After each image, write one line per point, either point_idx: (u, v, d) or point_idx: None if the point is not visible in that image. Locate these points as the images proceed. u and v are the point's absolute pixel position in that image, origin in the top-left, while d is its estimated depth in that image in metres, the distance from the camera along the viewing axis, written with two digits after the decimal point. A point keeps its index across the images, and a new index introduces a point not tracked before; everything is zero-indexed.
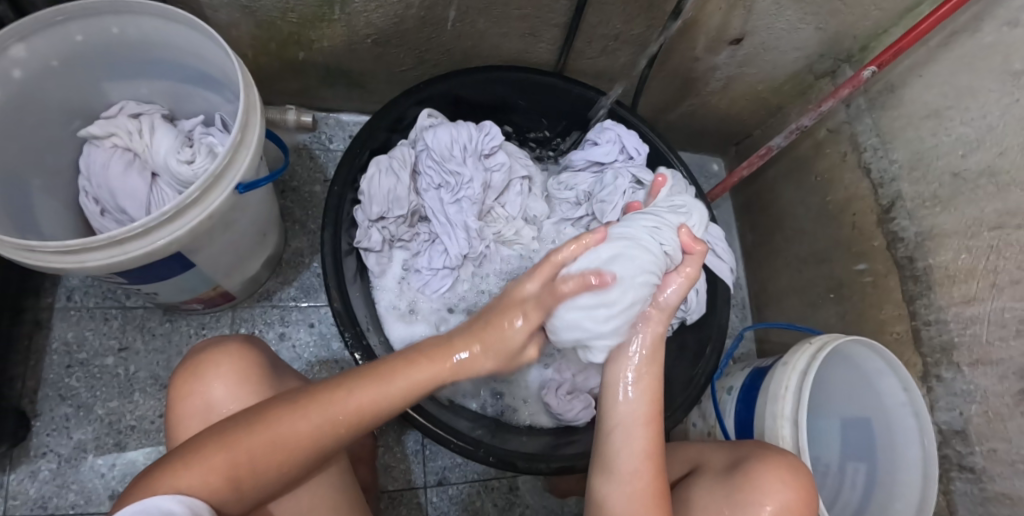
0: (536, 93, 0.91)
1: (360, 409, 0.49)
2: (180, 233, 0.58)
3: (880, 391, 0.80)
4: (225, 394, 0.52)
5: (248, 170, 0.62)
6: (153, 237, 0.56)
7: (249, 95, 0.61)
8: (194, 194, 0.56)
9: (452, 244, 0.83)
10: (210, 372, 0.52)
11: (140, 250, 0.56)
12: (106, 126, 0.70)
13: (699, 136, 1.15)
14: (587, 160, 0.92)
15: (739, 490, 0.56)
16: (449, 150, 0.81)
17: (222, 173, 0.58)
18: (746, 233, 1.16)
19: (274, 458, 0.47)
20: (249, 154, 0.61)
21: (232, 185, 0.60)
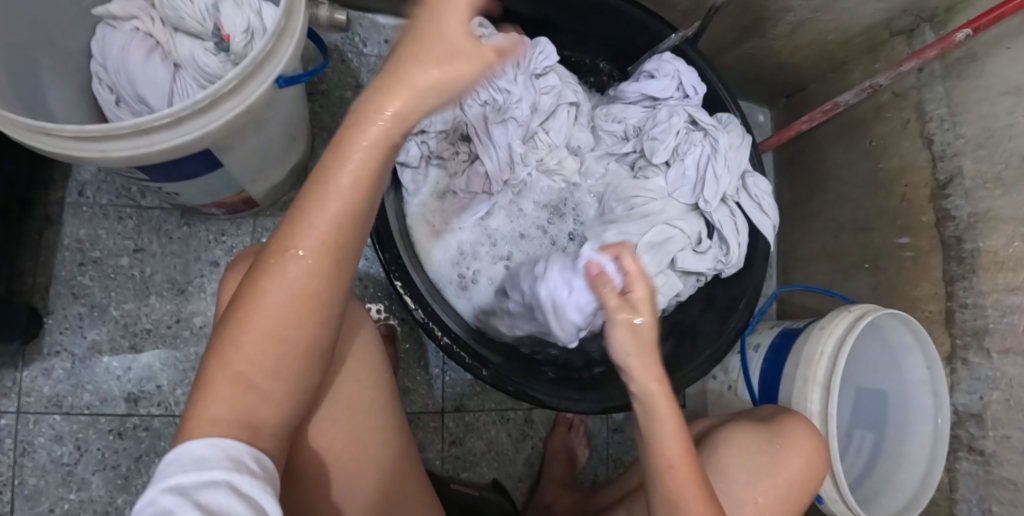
0: (591, 10, 0.82)
1: (327, 230, 0.37)
2: (215, 126, 0.51)
3: (901, 366, 0.80)
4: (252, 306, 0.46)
5: (291, 60, 0.54)
6: (187, 128, 0.49)
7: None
8: (231, 83, 0.49)
9: (493, 167, 0.76)
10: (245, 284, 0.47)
11: (172, 141, 0.49)
12: (127, 7, 0.63)
13: (753, 82, 1.08)
14: (641, 94, 0.85)
15: (775, 441, 0.62)
16: (501, 65, 0.75)
17: (264, 61, 0.51)
18: (784, 191, 1.12)
19: (275, 340, 0.37)
20: (293, 43, 0.53)
21: (273, 77, 0.52)
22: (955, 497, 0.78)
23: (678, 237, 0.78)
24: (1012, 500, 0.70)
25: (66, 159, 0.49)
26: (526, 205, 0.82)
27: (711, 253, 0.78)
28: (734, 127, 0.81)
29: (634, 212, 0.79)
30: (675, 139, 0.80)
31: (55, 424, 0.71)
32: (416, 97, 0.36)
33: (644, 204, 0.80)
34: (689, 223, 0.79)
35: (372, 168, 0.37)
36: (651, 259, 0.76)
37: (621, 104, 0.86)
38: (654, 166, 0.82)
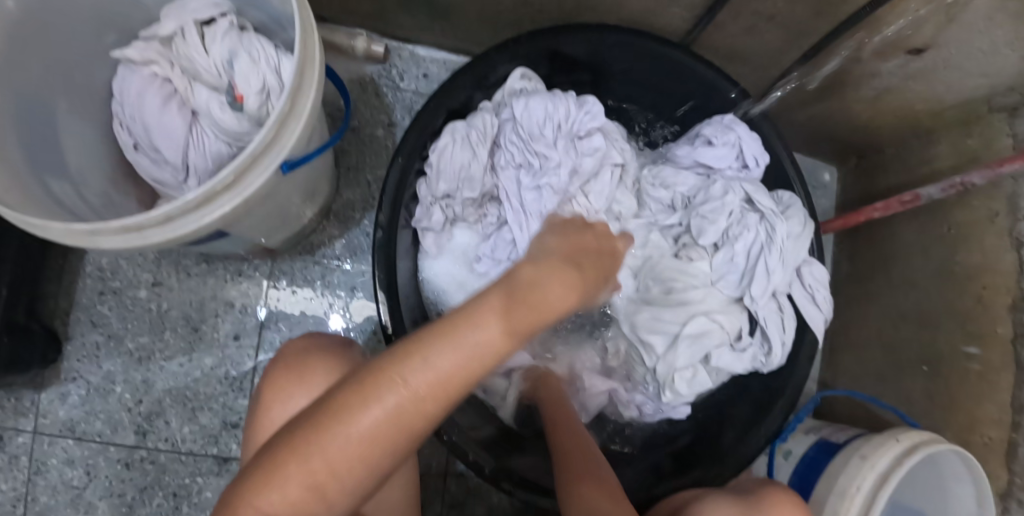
0: (647, 61, 0.74)
1: (448, 380, 0.32)
2: (211, 220, 0.46)
3: (947, 497, 0.72)
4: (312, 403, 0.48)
5: (297, 142, 0.49)
6: (180, 224, 0.45)
7: (309, 45, 0.48)
8: (227, 178, 0.44)
9: (522, 235, 0.70)
10: (296, 376, 0.49)
11: (164, 237, 0.45)
12: (145, 51, 0.60)
13: (822, 139, 0.97)
14: (695, 162, 0.77)
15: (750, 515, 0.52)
16: (540, 128, 0.68)
17: (264, 149, 0.46)
18: (841, 262, 1.02)
19: (357, 464, 0.32)
20: (299, 128, 0.48)
21: (276, 164, 0.47)
22: None
23: (715, 332, 0.71)
24: None
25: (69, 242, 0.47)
26: None
27: (749, 353, 0.72)
28: (794, 212, 0.73)
29: (672, 297, 0.72)
30: (727, 221, 0.73)
31: (68, 448, 0.73)
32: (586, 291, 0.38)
33: (683, 289, 0.72)
34: (731, 318, 0.71)
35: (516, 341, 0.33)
36: (680, 352, 0.71)
37: (671, 168, 0.78)
38: (699, 246, 0.74)
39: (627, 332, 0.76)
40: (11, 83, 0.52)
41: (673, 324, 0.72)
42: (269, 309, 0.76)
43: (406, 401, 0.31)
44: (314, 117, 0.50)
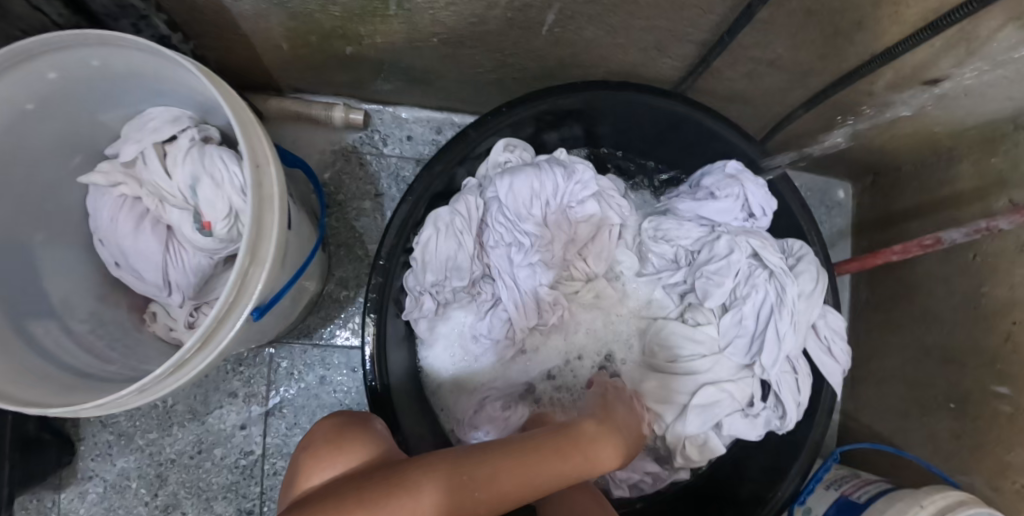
0: (639, 113, 0.70)
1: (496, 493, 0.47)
2: (187, 381, 0.46)
3: None
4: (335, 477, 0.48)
5: (264, 287, 0.48)
6: (155, 390, 0.44)
7: (265, 186, 0.47)
8: (195, 346, 0.43)
9: (517, 314, 0.68)
10: (334, 453, 0.49)
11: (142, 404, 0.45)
12: (111, 173, 0.57)
13: (833, 161, 0.91)
14: (698, 215, 0.73)
15: None
16: (527, 207, 0.65)
17: (232, 306, 0.45)
18: (861, 286, 0.97)
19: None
20: (264, 273, 0.47)
21: (246, 313, 0.47)
22: None
23: (726, 402, 0.68)
24: None
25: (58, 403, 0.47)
26: (554, 347, 0.73)
27: (764, 419, 0.69)
28: (805, 266, 0.69)
29: (677, 365, 0.70)
30: (734, 281, 0.69)
31: None
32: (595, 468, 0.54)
33: (689, 356, 0.70)
34: (740, 386, 0.69)
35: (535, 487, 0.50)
36: (690, 421, 0.69)
37: (673, 219, 0.74)
38: (706, 309, 0.71)
39: None
40: None
41: (680, 393, 0.70)
42: (272, 397, 0.75)
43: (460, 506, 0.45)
44: (279, 255, 0.49)
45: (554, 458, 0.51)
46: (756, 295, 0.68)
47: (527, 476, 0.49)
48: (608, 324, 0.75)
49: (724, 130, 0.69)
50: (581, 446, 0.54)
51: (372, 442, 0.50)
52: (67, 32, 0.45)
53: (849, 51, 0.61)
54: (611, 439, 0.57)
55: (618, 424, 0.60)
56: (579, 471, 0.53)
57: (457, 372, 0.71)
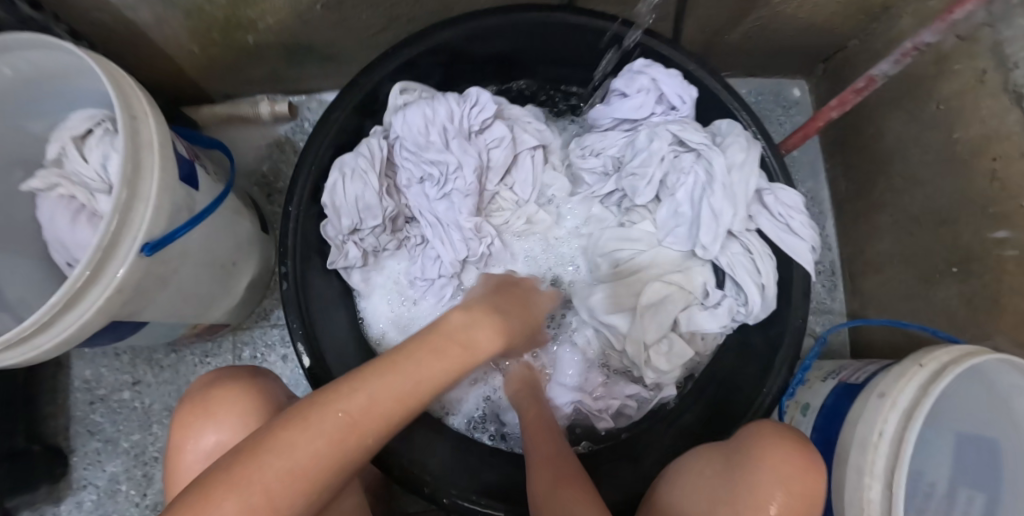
0: (526, 34, 0.67)
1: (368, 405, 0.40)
2: (91, 314, 0.49)
3: (1015, 409, 0.61)
4: (214, 441, 0.45)
5: (153, 224, 0.52)
6: (60, 328, 0.49)
7: (142, 133, 0.51)
8: (84, 273, 0.47)
9: (445, 249, 0.69)
10: (206, 416, 0.45)
11: (53, 340, 0.48)
12: (48, 177, 0.60)
13: (778, 55, 0.84)
14: (613, 119, 0.72)
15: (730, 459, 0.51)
16: (426, 136, 0.67)
17: (116, 237, 0.49)
18: (837, 180, 0.88)
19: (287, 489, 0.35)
20: (148, 208, 0.51)
21: (136, 247, 0.51)
22: None
23: (676, 295, 0.65)
24: None
25: None
26: None
27: (725, 307, 0.64)
28: (735, 142, 0.64)
29: (619, 269, 0.68)
30: (661, 169, 0.66)
31: None
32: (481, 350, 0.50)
33: (630, 257, 0.68)
34: (688, 275, 0.65)
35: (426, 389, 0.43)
36: (646, 325, 0.65)
37: (596, 133, 0.73)
38: (640, 207, 0.69)
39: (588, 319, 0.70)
40: None
41: (628, 298, 0.66)
42: None
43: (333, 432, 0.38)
44: (167, 195, 0.53)
45: (427, 346, 0.45)
46: (688, 179, 0.64)
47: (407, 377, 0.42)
48: (549, 248, 0.74)
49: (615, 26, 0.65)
50: (459, 331, 0.49)
51: (240, 392, 0.46)
52: None
53: None
54: (488, 320, 0.52)
55: (507, 312, 0.56)
56: (468, 356, 0.48)
57: (400, 316, 0.72)
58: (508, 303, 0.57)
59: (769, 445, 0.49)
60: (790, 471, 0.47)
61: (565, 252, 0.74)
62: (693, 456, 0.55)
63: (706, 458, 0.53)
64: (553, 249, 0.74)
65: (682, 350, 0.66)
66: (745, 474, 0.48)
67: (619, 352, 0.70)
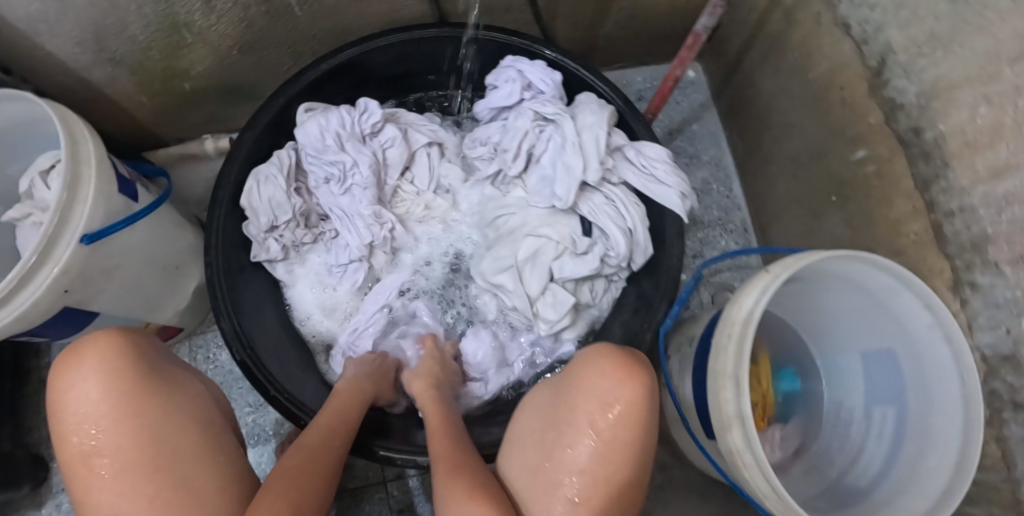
0: (408, 48, 0.78)
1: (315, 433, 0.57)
2: (40, 294, 0.60)
3: (896, 313, 0.63)
4: (94, 390, 0.49)
5: (92, 220, 0.63)
6: (12, 305, 0.59)
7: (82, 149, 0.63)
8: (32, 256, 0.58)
9: (353, 236, 0.78)
10: (80, 370, 0.50)
11: (8, 318, 0.58)
12: (23, 208, 0.73)
13: (659, 40, 0.90)
14: (492, 109, 0.80)
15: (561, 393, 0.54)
16: (323, 141, 0.76)
17: (59, 228, 0.60)
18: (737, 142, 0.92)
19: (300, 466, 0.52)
20: (87, 205, 0.62)
21: (77, 237, 0.61)
22: (1017, 477, 0.54)
23: (548, 246, 0.72)
24: None
25: None
26: (404, 263, 0.82)
27: (594, 251, 0.71)
28: (589, 106, 0.72)
29: (501, 233, 0.76)
30: (528, 142, 0.74)
31: None
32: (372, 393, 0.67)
33: (508, 221, 0.76)
34: (556, 227, 0.72)
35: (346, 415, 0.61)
36: (528, 280, 0.71)
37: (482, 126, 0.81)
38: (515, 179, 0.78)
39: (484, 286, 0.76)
40: None
41: (509, 256, 0.73)
42: None
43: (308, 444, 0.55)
44: (104, 197, 0.65)
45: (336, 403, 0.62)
46: (546, 145, 0.74)
47: (336, 420, 0.60)
48: (448, 230, 0.82)
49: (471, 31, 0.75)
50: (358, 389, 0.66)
51: (103, 345, 0.51)
52: None
53: None
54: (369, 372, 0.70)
55: (387, 366, 0.72)
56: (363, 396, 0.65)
57: (323, 302, 0.81)
58: (380, 368, 0.71)
59: (599, 360, 0.53)
60: (625, 380, 0.51)
61: (460, 230, 0.82)
62: (535, 395, 0.58)
63: (547, 393, 0.56)
64: (450, 229, 0.82)
65: (560, 298, 0.71)
66: (579, 398, 0.52)
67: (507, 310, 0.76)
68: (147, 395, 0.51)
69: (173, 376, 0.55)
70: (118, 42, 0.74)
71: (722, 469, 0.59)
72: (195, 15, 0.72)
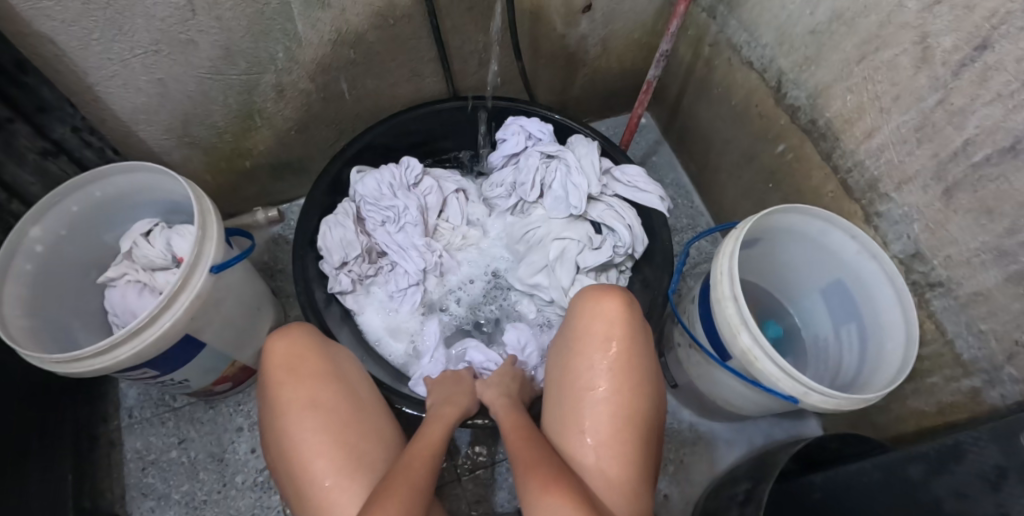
0: (434, 118, 0.99)
1: (424, 444, 0.65)
2: (180, 313, 0.74)
3: (835, 252, 0.84)
4: (284, 356, 0.68)
5: (216, 256, 0.78)
6: (162, 321, 0.73)
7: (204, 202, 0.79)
8: (178, 283, 0.73)
9: (410, 264, 0.94)
10: (283, 343, 0.69)
11: (155, 333, 0.72)
12: (119, 269, 0.87)
13: (612, 98, 1.18)
14: (502, 157, 1.00)
15: (569, 336, 0.71)
16: (379, 191, 0.93)
17: (197, 259, 0.75)
18: (688, 164, 1.19)
19: (413, 466, 0.61)
20: (214, 242, 0.78)
21: (207, 267, 0.76)
22: (950, 338, 0.75)
23: (572, 244, 0.91)
24: (988, 312, 0.70)
25: (94, 375, 0.72)
26: (450, 283, 0.98)
27: (608, 243, 0.90)
28: (581, 142, 0.95)
29: (529, 245, 0.95)
30: (539, 175, 0.95)
31: None
32: (455, 414, 0.74)
33: (534, 234, 0.95)
34: (575, 230, 0.92)
35: (436, 433, 0.68)
36: (561, 274, 0.91)
37: (497, 172, 1.01)
38: (534, 204, 0.97)
39: (523, 289, 0.95)
40: (39, 317, 0.80)
41: (542, 260, 0.92)
42: None
43: (415, 454, 0.63)
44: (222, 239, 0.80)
45: (431, 424, 0.70)
46: (554, 176, 0.94)
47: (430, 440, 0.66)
48: (481, 255, 1.00)
49: (483, 101, 0.97)
50: (444, 413, 0.73)
51: (303, 330, 0.70)
52: (91, 172, 0.80)
53: (499, 9, 0.91)
54: (451, 395, 0.77)
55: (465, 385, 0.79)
56: (446, 419, 0.71)
57: (388, 326, 0.94)
58: (452, 391, 0.78)
59: (588, 307, 0.70)
60: (610, 297, 0.68)
61: (491, 253, 1.00)
62: (557, 338, 0.74)
63: (563, 334, 0.73)
64: (483, 252, 1.00)
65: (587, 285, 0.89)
66: (580, 336, 0.69)
67: (544, 305, 0.94)
68: (320, 364, 0.68)
69: (340, 360, 0.72)
70: (200, 129, 0.93)
71: (744, 376, 0.76)
72: (268, 101, 0.92)
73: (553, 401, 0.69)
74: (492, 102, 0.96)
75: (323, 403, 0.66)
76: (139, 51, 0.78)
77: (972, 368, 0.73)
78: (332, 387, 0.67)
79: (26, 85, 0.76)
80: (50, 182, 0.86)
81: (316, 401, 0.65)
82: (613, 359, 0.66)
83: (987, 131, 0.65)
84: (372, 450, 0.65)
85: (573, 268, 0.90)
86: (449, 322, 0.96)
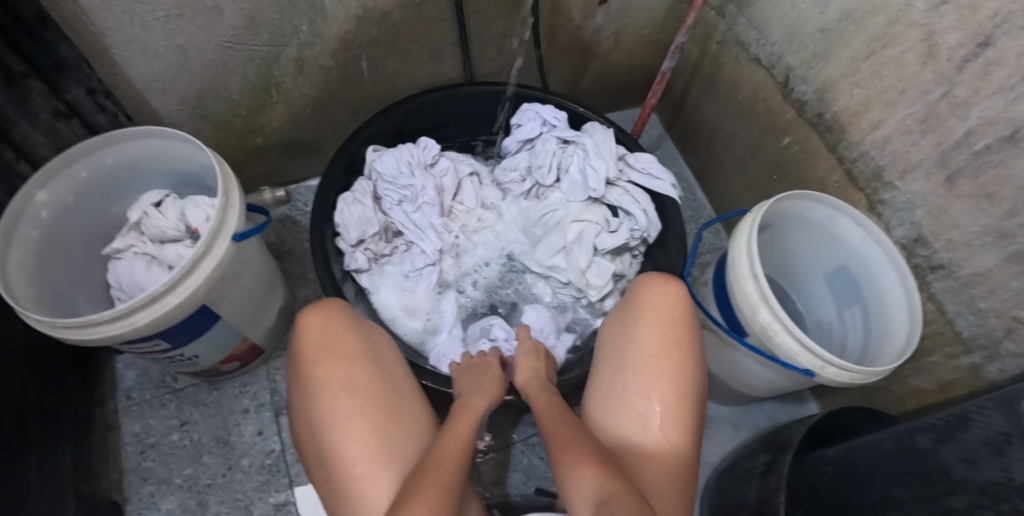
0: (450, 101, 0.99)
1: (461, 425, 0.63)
2: (202, 280, 0.71)
3: (842, 238, 0.88)
4: (316, 333, 0.66)
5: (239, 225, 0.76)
6: (184, 288, 0.70)
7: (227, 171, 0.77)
8: (201, 250, 0.70)
9: (427, 244, 0.94)
10: (316, 319, 0.67)
11: (176, 299, 0.69)
12: (127, 240, 0.84)
13: (619, 92, 1.22)
14: (517, 142, 1.01)
15: (626, 316, 0.72)
16: (398, 170, 0.93)
17: (220, 225, 0.73)
18: (692, 157, 1.25)
19: (446, 449, 0.58)
20: (237, 211, 0.75)
21: (230, 235, 0.74)
22: (950, 318, 0.80)
23: (590, 227, 0.93)
24: (988, 291, 0.74)
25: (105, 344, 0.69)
26: (466, 265, 0.98)
27: (624, 227, 0.92)
28: (597, 129, 0.96)
29: (546, 228, 0.96)
30: (556, 159, 0.96)
31: None
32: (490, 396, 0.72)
33: (551, 217, 0.96)
34: (593, 213, 0.94)
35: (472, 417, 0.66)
36: (577, 256, 0.92)
37: (510, 157, 1.02)
38: (550, 187, 0.99)
39: (539, 271, 0.96)
40: (44, 287, 0.76)
41: (557, 242, 0.93)
42: (278, 401, 0.94)
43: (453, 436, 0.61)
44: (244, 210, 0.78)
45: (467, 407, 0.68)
46: (571, 161, 0.95)
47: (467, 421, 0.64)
48: (495, 237, 1.00)
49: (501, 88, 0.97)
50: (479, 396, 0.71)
51: (335, 307, 0.69)
52: (103, 135, 0.77)
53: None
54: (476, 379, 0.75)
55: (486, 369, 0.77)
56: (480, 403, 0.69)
57: (403, 305, 0.93)
58: (475, 375, 0.76)
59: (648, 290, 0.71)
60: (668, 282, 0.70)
61: (505, 236, 1.01)
62: (611, 317, 0.75)
63: (617, 314, 0.74)
64: (498, 235, 1.01)
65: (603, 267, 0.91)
66: (639, 316, 0.70)
67: (560, 287, 0.95)
68: (351, 341, 0.67)
69: (372, 339, 0.70)
70: (213, 101, 0.91)
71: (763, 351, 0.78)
72: (286, 76, 0.91)
73: (602, 379, 0.70)
74: (514, 89, 0.97)
75: (354, 381, 0.64)
76: (160, 15, 0.76)
77: (972, 346, 0.78)
78: (364, 365, 0.66)
79: (44, 41, 0.72)
80: (57, 150, 0.83)
81: (346, 381, 0.64)
82: (669, 343, 0.67)
83: (988, 122, 0.70)
84: (404, 435, 0.63)
85: (588, 249, 0.92)
86: (464, 303, 0.96)
